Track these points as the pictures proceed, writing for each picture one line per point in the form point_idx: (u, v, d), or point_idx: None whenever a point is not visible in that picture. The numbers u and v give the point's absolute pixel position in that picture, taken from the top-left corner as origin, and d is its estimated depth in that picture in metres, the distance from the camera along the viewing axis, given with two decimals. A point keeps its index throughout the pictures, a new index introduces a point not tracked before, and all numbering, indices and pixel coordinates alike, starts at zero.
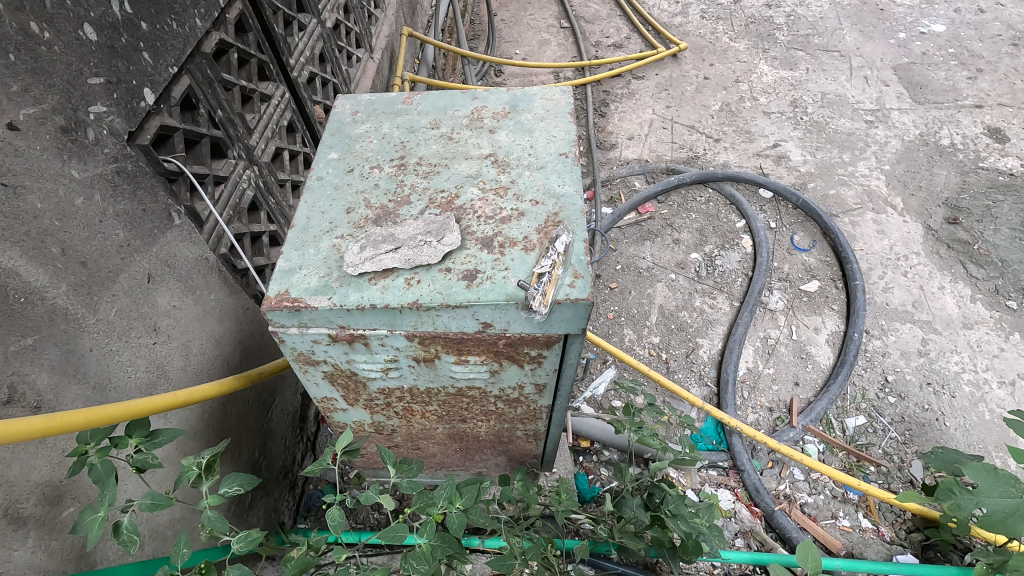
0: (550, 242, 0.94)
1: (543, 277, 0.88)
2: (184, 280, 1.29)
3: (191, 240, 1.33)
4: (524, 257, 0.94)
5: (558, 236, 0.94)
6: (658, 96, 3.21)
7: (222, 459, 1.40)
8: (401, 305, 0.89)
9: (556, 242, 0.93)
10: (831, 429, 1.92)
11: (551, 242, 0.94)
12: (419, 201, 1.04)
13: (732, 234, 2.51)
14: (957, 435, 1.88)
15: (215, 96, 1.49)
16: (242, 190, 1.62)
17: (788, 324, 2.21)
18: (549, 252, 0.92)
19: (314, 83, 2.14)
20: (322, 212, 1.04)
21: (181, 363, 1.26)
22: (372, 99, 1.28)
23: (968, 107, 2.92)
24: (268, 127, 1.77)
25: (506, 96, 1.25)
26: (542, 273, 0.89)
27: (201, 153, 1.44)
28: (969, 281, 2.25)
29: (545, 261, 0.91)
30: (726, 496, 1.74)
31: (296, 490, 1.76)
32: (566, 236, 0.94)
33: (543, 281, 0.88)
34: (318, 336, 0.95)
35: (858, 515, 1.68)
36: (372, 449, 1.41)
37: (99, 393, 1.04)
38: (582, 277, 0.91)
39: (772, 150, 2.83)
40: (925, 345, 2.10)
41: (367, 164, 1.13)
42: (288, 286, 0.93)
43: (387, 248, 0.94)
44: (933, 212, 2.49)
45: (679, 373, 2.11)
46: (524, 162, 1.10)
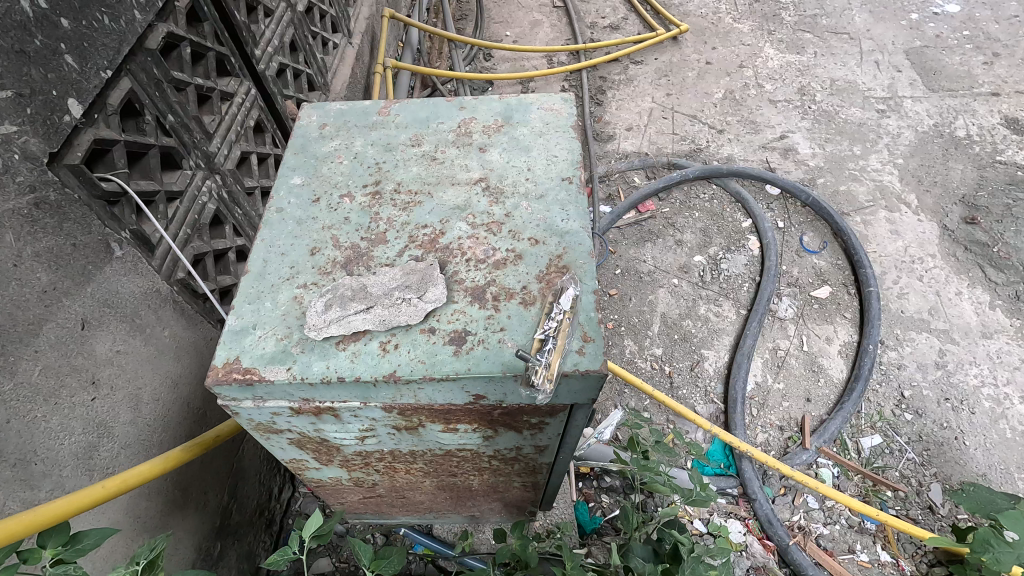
0: (553, 297, 0.78)
1: (546, 345, 0.73)
2: (131, 320, 1.12)
3: (138, 271, 1.15)
4: (521, 315, 0.78)
5: (563, 290, 0.78)
6: (658, 82, 3.02)
7: (184, 513, 1.25)
8: (375, 378, 0.74)
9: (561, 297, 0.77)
10: (845, 450, 1.81)
11: (555, 296, 0.79)
12: (397, 239, 0.88)
13: (738, 235, 2.37)
14: (977, 455, 1.78)
15: (164, 99, 1.30)
16: (202, 204, 1.43)
17: (799, 333, 2.09)
18: (553, 310, 0.76)
19: (285, 76, 1.93)
20: (282, 254, 0.88)
21: (129, 417, 1.10)
22: (343, 109, 1.11)
23: (984, 95, 2.76)
24: (231, 129, 1.58)
25: (497, 105, 1.08)
26: (544, 340, 0.74)
27: (150, 167, 1.26)
28: (987, 286, 2.13)
29: (548, 323, 0.75)
30: (736, 528, 1.63)
31: (273, 528, 1.63)
32: (573, 289, 0.79)
33: (546, 351, 0.72)
34: (278, 409, 0.80)
35: (876, 548, 1.58)
36: (352, 498, 1.27)
37: (20, 471, 0.88)
38: (592, 342, 0.76)
39: (779, 142, 2.67)
40: (943, 357, 1.99)
41: (336, 191, 0.96)
42: (238, 352, 0.78)
43: (357, 306, 0.78)
44: (949, 211, 2.35)
45: (684, 389, 1.98)
46: (521, 190, 0.94)
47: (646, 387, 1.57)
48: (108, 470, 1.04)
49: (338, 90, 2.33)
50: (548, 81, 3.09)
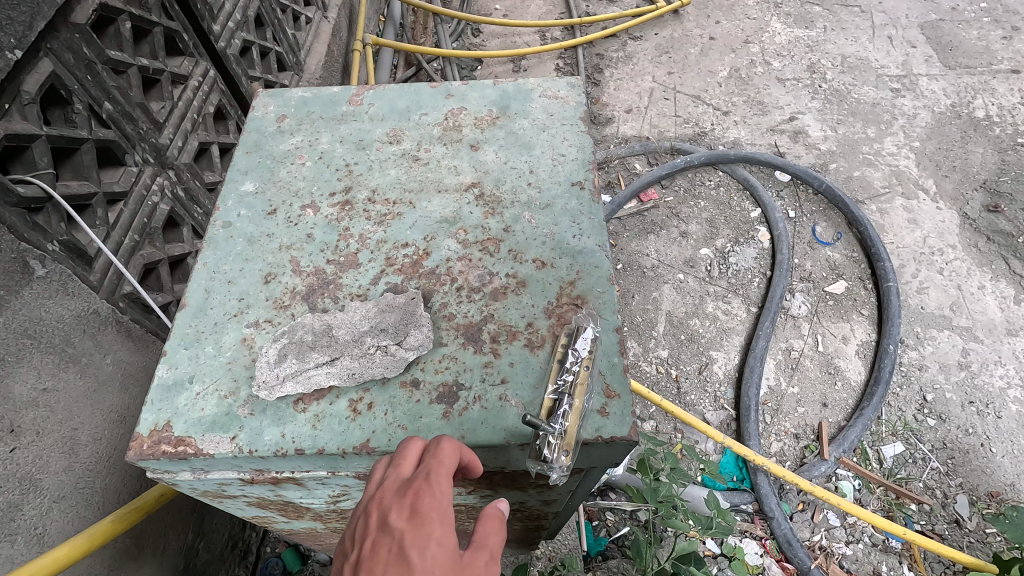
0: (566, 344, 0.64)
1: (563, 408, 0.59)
2: (61, 351, 0.95)
3: (67, 292, 0.98)
4: (526, 361, 0.65)
5: (580, 335, 0.64)
6: (659, 60, 2.83)
7: (139, 563, 1.09)
8: (343, 451, 0.60)
9: (578, 346, 0.63)
10: (866, 460, 1.70)
11: (568, 337, 0.65)
12: (372, 262, 0.75)
13: (746, 226, 2.21)
14: (1005, 464, 1.66)
15: (99, 83, 1.11)
16: (153, 205, 1.24)
17: (813, 332, 1.95)
18: (568, 363, 0.62)
19: (250, 54, 1.72)
20: (228, 282, 0.73)
21: (61, 465, 0.94)
22: (306, 97, 0.95)
23: (1003, 72, 2.60)
24: (185, 118, 1.39)
25: (492, 92, 0.94)
26: (558, 402, 0.60)
27: (83, 165, 1.07)
28: (1011, 280, 2.00)
29: (561, 380, 0.61)
30: (752, 549, 1.51)
31: (249, 558, 1.47)
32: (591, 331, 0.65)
33: (562, 415, 0.58)
34: (224, 482, 0.65)
35: (903, 569, 1.46)
36: (331, 540, 1.11)
37: None
38: (618, 398, 0.62)
39: (788, 125, 2.50)
40: (966, 357, 1.86)
41: (298, 201, 0.82)
42: (170, 415, 0.63)
43: (317, 359, 0.65)
44: (969, 197, 2.21)
45: (692, 395, 1.85)
46: (521, 198, 0.81)
47: (662, 400, 1.42)
48: (34, 532, 0.88)
49: (313, 70, 2.12)
50: (542, 59, 2.89)
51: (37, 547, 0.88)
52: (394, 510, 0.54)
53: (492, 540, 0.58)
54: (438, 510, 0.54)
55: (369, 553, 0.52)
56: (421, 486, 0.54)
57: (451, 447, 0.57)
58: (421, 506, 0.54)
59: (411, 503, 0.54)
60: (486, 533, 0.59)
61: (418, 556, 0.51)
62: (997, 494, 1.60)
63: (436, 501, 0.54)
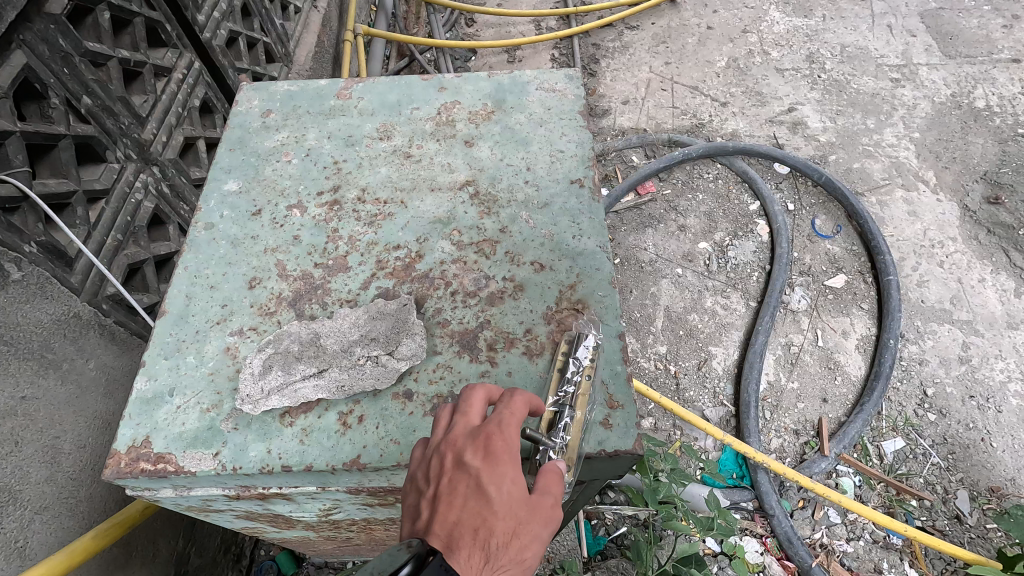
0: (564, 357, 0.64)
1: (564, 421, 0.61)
2: (39, 357, 0.91)
3: (45, 296, 0.95)
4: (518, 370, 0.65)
5: (580, 348, 0.64)
6: (656, 50, 2.79)
7: (127, 572, 1.06)
8: (332, 467, 0.60)
9: (580, 360, 0.63)
10: (866, 456, 1.69)
11: (564, 347, 0.65)
12: (362, 266, 0.73)
13: (745, 219, 2.18)
14: (1006, 458, 1.65)
15: (76, 77, 1.07)
16: (137, 203, 1.20)
17: (812, 327, 1.93)
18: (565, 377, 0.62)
19: (237, 45, 1.68)
20: (211, 288, 0.72)
21: (42, 475, 0.90)
22: (291, 91, 0.92)
23: (1004, 61, 2.57)
24: (170, 112, 1.34)
25: (486, 85, 0.91)
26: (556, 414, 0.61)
27: (61, 162, 1.03)
28: (1012, 272, 1.98)
29: (563, 391, 0.62)
30: (753, 547, 1.49)
31: (243, 561, 1.43)
32: (593, 341, 0.65)
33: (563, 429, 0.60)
34: (209, 497, 0.64)
35: (904, 567, 1.45)
36: (326, 546, 1.08)
37: None
38: (621, 409, 0.63)
39: (787, 116, 2.47)
40: (967, 351, 1.84)
41: (284, 201, 0.80)
42: (149, 431, 0.62)
43: (305, 370, 0.64)
44: (969, 189, 2.19)
45: (691, 391, 1.83)
46: (519, 197, 0.78)
47: (662, 398, 1.40)
48: (14, 545, 0.84)
49: (302, 62, 2.07)
50: (537, 49, 2.84)
51: (19, 561, 0.84)
52: (468, 450, 0.56)
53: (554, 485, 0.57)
54: (509, 451, 0.56)
55: (445, 489, 0.55)
56: (494, 430, 0.57)
57: (520, 400, 0.58)
58: (495, 448, 0.56)
59: (483, 445, 0.56)
60: (548, 483, 0.57)
61: (493, 492, 0.54)
62: (998, 489, 1.59)
63: (509, 443, 0.56)
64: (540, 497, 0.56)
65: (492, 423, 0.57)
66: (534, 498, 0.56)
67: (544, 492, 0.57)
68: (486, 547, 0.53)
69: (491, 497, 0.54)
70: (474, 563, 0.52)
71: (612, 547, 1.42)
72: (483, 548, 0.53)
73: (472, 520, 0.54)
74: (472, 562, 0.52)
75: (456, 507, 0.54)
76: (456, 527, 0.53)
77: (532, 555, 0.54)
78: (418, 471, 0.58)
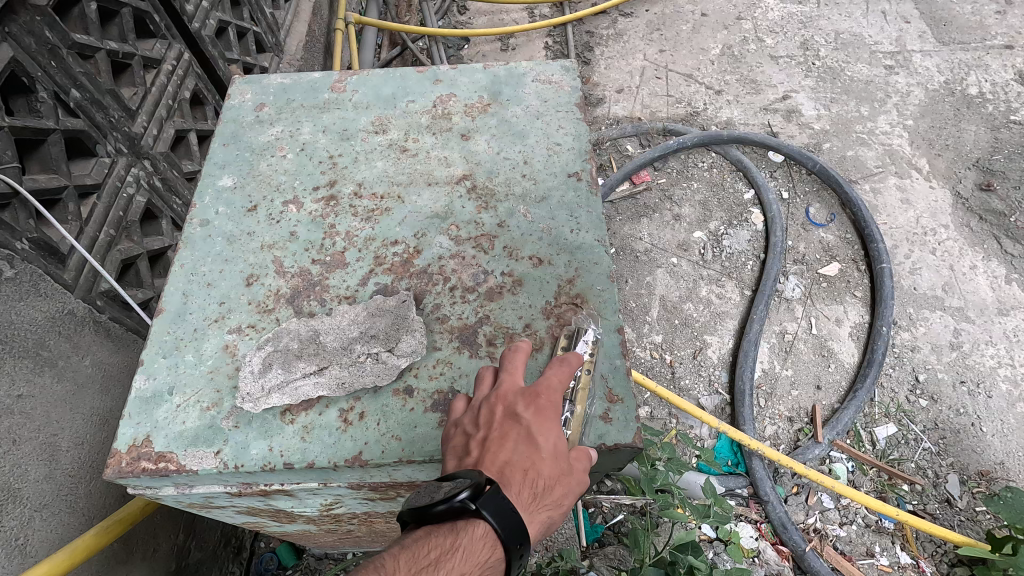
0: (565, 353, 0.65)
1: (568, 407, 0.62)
2: (35, 354, 0.91)
3: (39, 293, 0.94)
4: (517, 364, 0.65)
5: (580, 342, 0.65)
6: (650, 37, 2.77)
7: (128, 567, 1.06)
8: (334, 463, 0.60)
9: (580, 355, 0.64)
10: (859, 442, 1.71)
11: (565, 342, 0.66)
12: (361, 261, 0.73)
13: (739, 208, 2.19)
14: (995, 442, 1.67)
15: (63, 69, 1.05)
16: (129, 197, 1.19)
17: (807, 315, 1.94)
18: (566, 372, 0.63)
19: (227, 35, 1.65)
20: (208, 286, 0.72)
21: (41, 473, 0.90)
22: (285, 83, 0.91)
23: (997, 48, 2.57)
24: (160, 104, 1.33)
25: (482, 77, 0.90)
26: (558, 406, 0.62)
27: (50, 157, 1.01)
28: (1003, 259, 2.00)
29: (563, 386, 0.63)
30: (748, 532, 1.52)
31: (243, 554, 1.44)
32: (592, 337, 0.65)
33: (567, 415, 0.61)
34: (211, 495, 0.64)
35: (896, 550, 1.48)
36: (326, 538, 1.09)
37: None
38: (621, 402, 0.64)
39: (781, 104, 2.46)
40: (958, 337, 1.86)
41: (279, 196, 0.79)
42: (150, 429, 0.62)
43: (305, 368, 0.64)
44: (962, 176, 2.20)
45: (686, 379, 1.84)
46: (516, 190, 0.78)
47: (659, 387, 1.40)
48: (15, 543, 0.84)
49: (293, 51, 2.05)
50: (531, 37, 2.82)
51: (20, 558, 0.84)
52: (521, 402, 0.58)
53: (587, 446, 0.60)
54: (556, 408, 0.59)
55: (496, 436, 0.57)
56: (542, 387, 0.60)
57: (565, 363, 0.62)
58: (544, 404, 0.59)
59: (534, 399, 0.59)
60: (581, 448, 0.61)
61: (541, 442, 0.57)
62: (987, 473, 1.62)
63: (556, 400, 0.59)
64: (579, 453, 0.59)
65: (539, 381, 0.60)
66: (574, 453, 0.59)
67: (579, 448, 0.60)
68: (532, 490, 0.56)
69: (539, 447, 0.57)
70: (522, 502, 0.55)
71: (609, 534, 1.43)
72: (531, 490, 0.55)
73: (522, 464, 0.56)
74: (520, 502, 0.55)
75: (507, 453, 0.57)
76: (508, 468, 0.56)
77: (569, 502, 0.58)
78: (464, 420, 0.60)
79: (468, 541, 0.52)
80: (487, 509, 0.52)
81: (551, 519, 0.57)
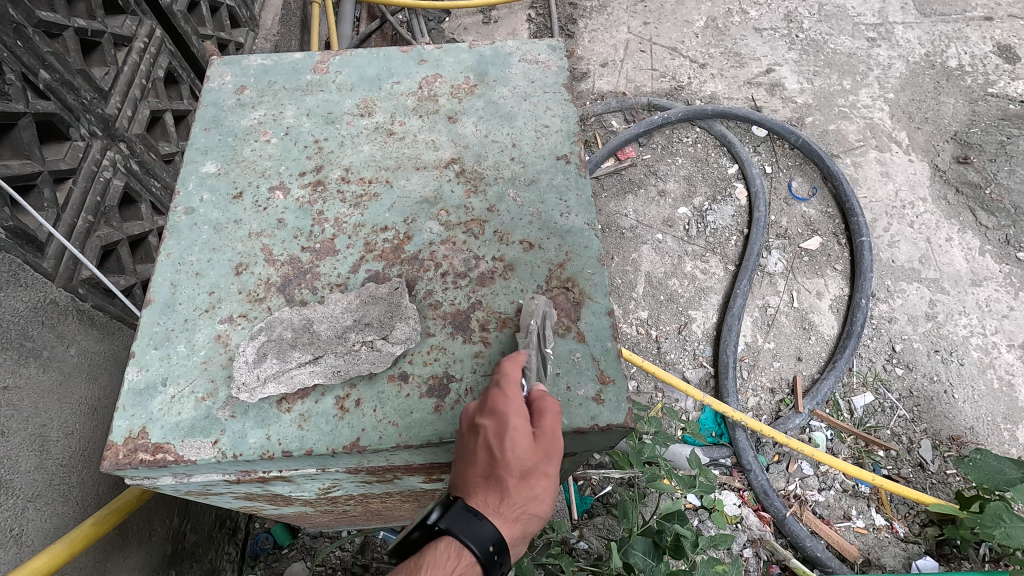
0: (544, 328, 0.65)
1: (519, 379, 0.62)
2: (18, 346, 0.89)
3: (20, 284, 0.92)
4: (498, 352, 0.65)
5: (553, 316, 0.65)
6: (634, 9, 2.73)
7: (124, 552, 1.07)
8: (333, 450, 0.61)
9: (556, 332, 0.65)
10: (837, 411, 1.76)
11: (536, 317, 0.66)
12: (350, 248, 0.73)
13: (724, 183, 2.20)
14: (965, 408, 1.74)
15: (29, 49, 1.01)
16: (105, 181, 1.16)
17: (788, 289, 1.98)
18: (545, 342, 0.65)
19: (198, 10, 1.59)
20: (196, 275, 0.71)
21: (32, 463, 0.89)
22: (265, 65, 0.88)
23: (977, 19, 2.58)
24: (133, 84, 1.28)
25: (468, 57, 0.89)
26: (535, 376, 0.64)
27: (21, 142, 0.98)
28: (977, 231, 2.05)
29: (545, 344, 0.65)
30: (731, 500, 1.57)
31: (239, 535, 1.45)
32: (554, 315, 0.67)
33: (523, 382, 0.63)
34: (209, 483, 0.64)
35: (871, 512, 1.54)
36: (321, 518, 1.10)
37: None
38: (613, 383, 0.66)
39: (765, 77, 2.46)
40: (933, 308, 1.92)
41: (265, 181, 0.78)
42: (145, 421, 0.62)
43: (300, 357, 0.64)
44: (940, 149, 2.23)
45: (672, 354, 1.87)
46: (505, 173, 0.78)
47: (646, 364, 1.42)
48: (9, 533, 0.84)
49: (269, 26, 1.98)
50: (513, 9, 2.77)
51: (16, 548, 0.85)
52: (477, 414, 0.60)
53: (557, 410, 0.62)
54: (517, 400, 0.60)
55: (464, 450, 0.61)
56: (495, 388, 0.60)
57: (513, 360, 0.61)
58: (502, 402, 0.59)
59: (492, 407, 0.59)
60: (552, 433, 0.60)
61: (503, 440, 0.58)
62: (958, 437, 1.69)
63: (513, 397, 0.59)
64: (543, 430, 0.59)
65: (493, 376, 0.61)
66: (538, 433, 0.59)
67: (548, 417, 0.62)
68: (501, 489, 0.60)
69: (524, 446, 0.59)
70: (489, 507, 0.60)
71: (598, 505, 1.48)
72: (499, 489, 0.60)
73: (486, 464, 0.60)
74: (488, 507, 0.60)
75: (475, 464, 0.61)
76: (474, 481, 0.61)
77: (544, 490, 0.60)
78: None
79: (437, 557, 0.57)
80: (450, 530, 0.58)
81: (525, 502, 0.60)
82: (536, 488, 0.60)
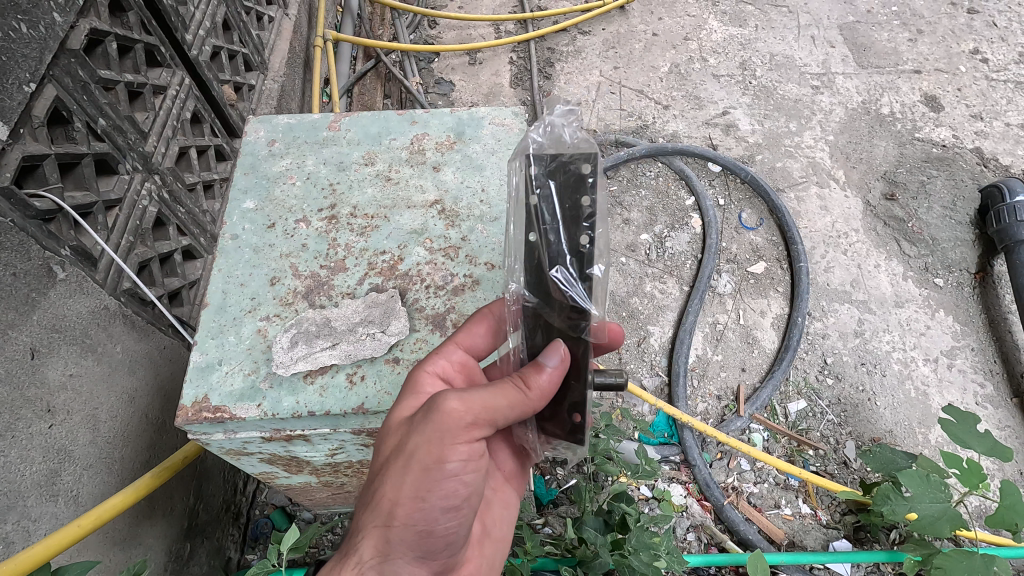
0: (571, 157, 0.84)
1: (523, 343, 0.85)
2: (81, 341, 1.10)
3: (84, 291, 1.13)
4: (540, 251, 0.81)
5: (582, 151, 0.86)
6: (606, 54, 3.03)
7: (152, 521, 1.26)
8: (345, 411, 0.83)
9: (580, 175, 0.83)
10: (774, 415, 2.00)
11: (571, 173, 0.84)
12: (357, 267, 0.96)
13: (681, 213, 2.46)
14: (886, 413, 1.99)
15: (93, 102, 1.23)
16: (143, 208, 1.37)
17: (735, 308, 2.23)
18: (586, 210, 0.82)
19: (218, 59, 1.83)
20: (241, 285, 0.94)
21: (87, 438, 1.10)
22: (291, 123, 1.14)
23: (907, 72, 2.92)
24: (167, 125, 1.51)
25: (450, 120, 1.14)
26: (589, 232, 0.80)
27: (83, 176, 1.20)
28: (902, 259, 2.33)
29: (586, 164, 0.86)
30: (678, 491, 1.79)
31: (241, 519, 1.64)
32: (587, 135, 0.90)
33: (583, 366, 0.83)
34: (248, 438, 0.87)
35: (798, 502, 1.77)
36: (319, 494, 1.31)
37: (3, 501, 0.92)
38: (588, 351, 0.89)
39: (720, 119, 2.75)
40: (861, 326, 2.18)
41: (292, 216, 1.02)
42: (207, 390, 0.84)
43: (322, 343, 0.87)
44: (872, 186, 2.53)
45: (631, 364, 2.11)
46: (476, 213, 1.02)
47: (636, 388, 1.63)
48: (71, 493, 1.05)
49: (276, 68, 2.23)
50: (496, 52, 3.06)
51: (74, 506, 1.06)
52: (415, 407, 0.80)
53: (496, 389, 0.75)
54: (463, 396, 0.74)
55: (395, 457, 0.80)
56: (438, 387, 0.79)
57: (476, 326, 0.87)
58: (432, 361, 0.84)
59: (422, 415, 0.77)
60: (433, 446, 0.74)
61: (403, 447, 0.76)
62: (877, 439, 1.94)
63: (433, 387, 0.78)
64: (429, 442, 0.74)
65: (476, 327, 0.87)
66: (431, 443, 0.74)
67: (495, 409, 0.75)
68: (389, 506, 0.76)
69: None
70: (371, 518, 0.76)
71: (562, 496, 1.68)
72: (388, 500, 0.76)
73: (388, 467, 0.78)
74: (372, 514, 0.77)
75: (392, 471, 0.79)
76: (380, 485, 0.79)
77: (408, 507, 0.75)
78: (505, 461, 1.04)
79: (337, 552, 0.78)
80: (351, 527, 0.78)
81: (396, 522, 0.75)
82: (405, 510, 0.75)
